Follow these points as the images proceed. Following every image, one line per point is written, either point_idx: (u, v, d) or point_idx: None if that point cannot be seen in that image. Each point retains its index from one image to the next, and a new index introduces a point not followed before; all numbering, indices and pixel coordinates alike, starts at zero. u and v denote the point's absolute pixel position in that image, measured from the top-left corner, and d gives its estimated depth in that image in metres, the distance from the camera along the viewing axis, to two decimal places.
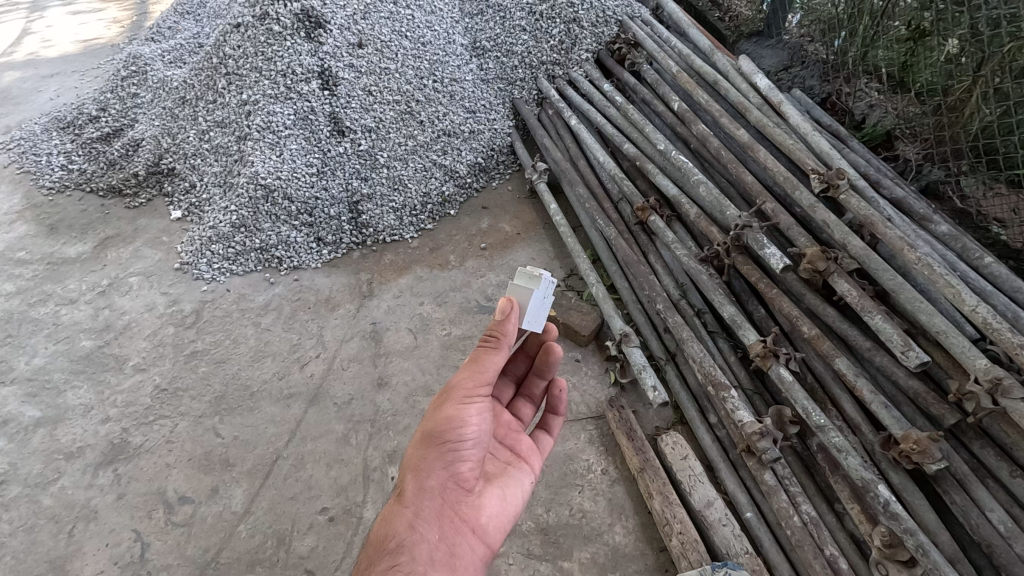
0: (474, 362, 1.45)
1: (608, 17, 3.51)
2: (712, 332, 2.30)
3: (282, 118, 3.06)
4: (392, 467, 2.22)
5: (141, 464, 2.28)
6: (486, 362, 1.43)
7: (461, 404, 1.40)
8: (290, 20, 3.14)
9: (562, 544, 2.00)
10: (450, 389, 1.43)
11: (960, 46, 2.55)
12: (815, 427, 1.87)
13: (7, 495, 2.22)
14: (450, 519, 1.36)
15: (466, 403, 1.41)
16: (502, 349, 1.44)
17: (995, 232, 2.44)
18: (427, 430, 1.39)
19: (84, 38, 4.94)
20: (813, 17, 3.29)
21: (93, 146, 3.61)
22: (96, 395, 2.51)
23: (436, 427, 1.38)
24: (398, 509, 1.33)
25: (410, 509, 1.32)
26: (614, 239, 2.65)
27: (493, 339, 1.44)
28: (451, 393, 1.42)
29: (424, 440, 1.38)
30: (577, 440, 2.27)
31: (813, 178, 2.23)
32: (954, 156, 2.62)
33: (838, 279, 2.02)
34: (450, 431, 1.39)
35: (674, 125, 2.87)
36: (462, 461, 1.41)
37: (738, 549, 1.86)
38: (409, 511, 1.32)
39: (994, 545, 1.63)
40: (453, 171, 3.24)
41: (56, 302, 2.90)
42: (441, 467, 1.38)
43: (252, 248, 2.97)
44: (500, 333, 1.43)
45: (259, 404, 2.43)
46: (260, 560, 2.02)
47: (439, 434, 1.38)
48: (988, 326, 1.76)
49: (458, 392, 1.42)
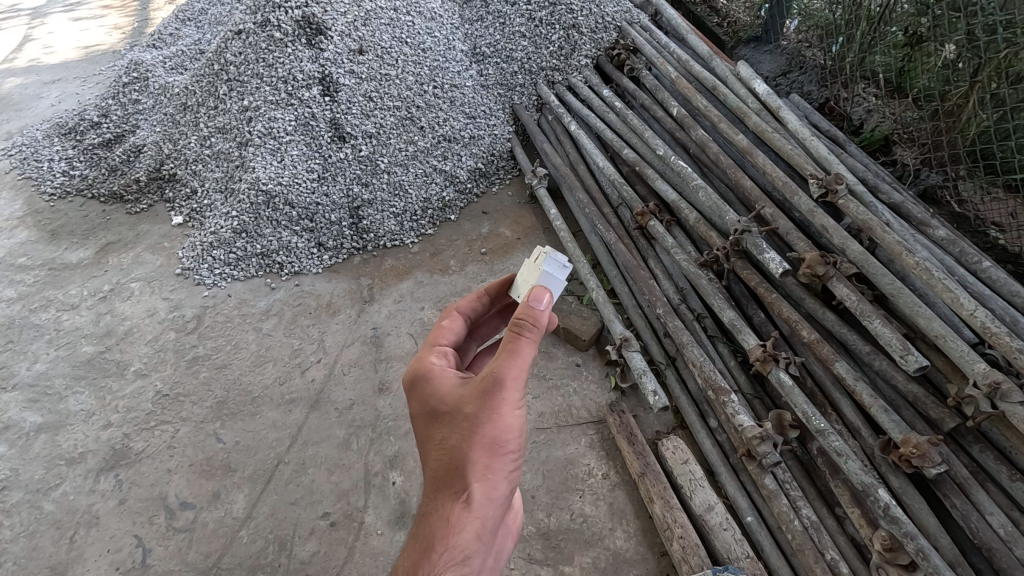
0: (519, 354, 1.22)
1: (607, 23, 3.53)
2: (712, 336, 2.32)
3: (282, 124, 3.08)
4: (393, 472, 2.22)
5: (142, 469, 2.28)
6: (532, 352, 1.22)
7: (515, 406, 1.22)
8: (291, 27, 3.16)
9: (563, 549, 2.01)
10: (503, 385, 1.20)
11: (957, 52, 2.56)
12: (815, 431, 1.88)
13: (9, 501, 2.23)
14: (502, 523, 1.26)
15: (519, 404, 1.24)
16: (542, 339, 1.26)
17: (993, 236, 2.48)
18: (489, 439, 1.19)
19: (84, 44, 4.96)
20: (811, 23, 3.31)
21: (94, 153, 3.63)
22: (98, 401, 2.51)
23: (505, 436, 1.21)
24: (463, 523, 1.15)
25: (479, 523, 1.17)
26: (614, 244, 2.65)
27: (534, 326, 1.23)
28: (510, 391, 1.21)
29: (488, 447, 1.20)
30: (578, 444, 2.27)
31: (812, 183, 2.24)
32: (952, 161, 2.65)
33: (837, 283, 2.02)
34: (507, 437, 1.22)
35: (673, 131, 2.89)
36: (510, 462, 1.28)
37: (739, 553, 1.86)
38: (478, 523, 1.17)
39: (994, 549, 1.63)
40: (453, 177, 3.26)
41: (58, 308, 2.90)
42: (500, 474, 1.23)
43: (253, 254, 2.98)
44: (541, 317, 1.25)
45: (260, 410, 2.44)
46: (261, 566, 2.02)
47: (501, 441, 1.20)
48: (986, 330, 1.77)
49: (512, 391, 1.21)
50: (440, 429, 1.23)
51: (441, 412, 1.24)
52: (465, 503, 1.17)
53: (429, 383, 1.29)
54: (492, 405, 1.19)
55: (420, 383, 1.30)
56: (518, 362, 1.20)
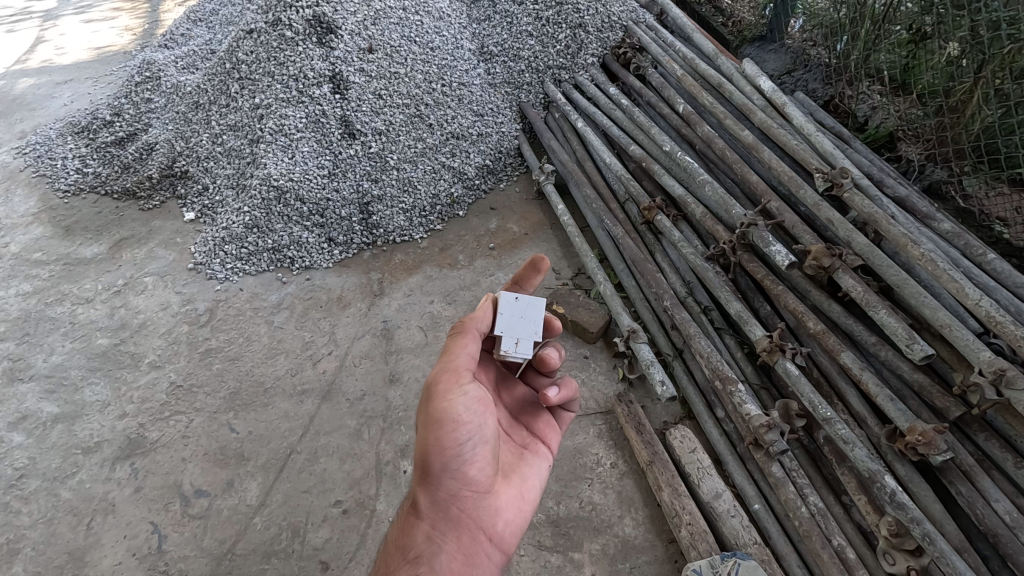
0: (446, 353, 1.34)
1: (613, 22, 3.59)
2: (718, 329, 2.34)
3: (293, 121, 3.13)
4: (404, 461, 2.26)
5: (157, 458, 2.32)
6: (463, 350, 1.33)
7: (450, 406, 1.28)
8: (302, 26, 3.21)
9: (573, 536, 2.03)
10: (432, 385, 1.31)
11: (961, 49, 2.60)
12: (822, 419, 1.89)
13: (27, 489, 2.27)
14: (468, 529, 1.30)
15: (458, 403, 1.29)
16: (473, 331, 1.36)
17: (997, 230, 2.49)
18: (423, 441, 1.28)
19: (96, 45, 5.04)
20: (816, 22, 3.34)
21: (107, 150, 3.68)
22: (113, 392, 2.55)
23: (435, 437, 1.27)
24: (410, 525, 1.27)
25: (426, 527, 1.26)
26: (621, 238, 2.69)
27: (462, 325, 1.37)
28: (439, 389, 1.29)
29: (425, 451, 1.28)
30: (586, 434, 2.30)
31: (817, 177, 2.28)
32: (956, 157, 2.67)
33: (842, 275, 2.05)
34: (445, 437, 1.27)
35: (679, 127, 2.91)
36: (471, 465, 1.32)
37: (747, 540, 1.89)
38: (425, 526, 1.26)
39: (1000, 535, 1.64)
40: (461, 174, 3.30)
41: (73, 302, 2.95)
42: (447, 477, 1.30)
43: (264, 249, 3.02)
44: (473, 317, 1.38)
45: (272, 401, 2.47)
46: (275, 552, 2.05)
47: (436, 442, 1.27)
48: (991, 320, 1.80)
49: (445, 391, 1.29)
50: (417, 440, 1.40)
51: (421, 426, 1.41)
52: (414, 507, 1.30)
53: None
54: (424, 409, 1.30)
55: None
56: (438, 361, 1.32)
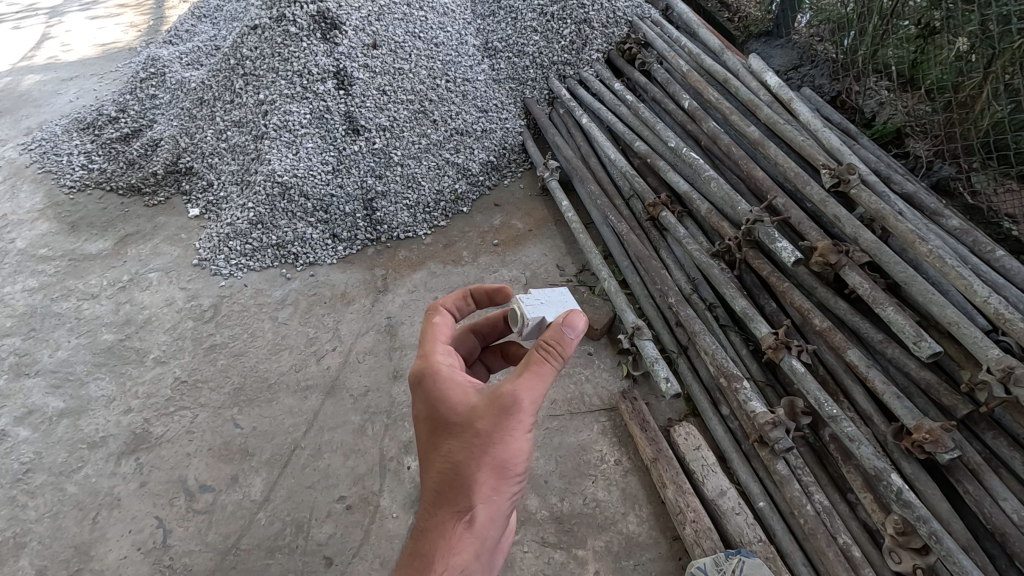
0: (540, 379, 1.25)
1: (619, 17, 3.57)
2: (723, 325, 2.33)
3: (298, 117, 3.12)
4: (408, 457, 2.26)
5: (163, 453, 2.33)
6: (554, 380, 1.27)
7: (524, 433, 1.26)
8: (306, 22, 3.21)
9: (576, 533, 2.03)
10: (519, 410, 1.23)
11: (970, 44, 2.53)
12: (827, 417, 1.88)
13: (33, 483, 2.28)
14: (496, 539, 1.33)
15: (529, 428, 1.27)
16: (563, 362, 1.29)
17: (1006, 227, 2.48)
18: (493, 461, 1.22)
19: (102, 42, 5.04)
20: (822, 17, 3.28)
21: (113, 147, 3.69)
22: (119, 387, 2.56)
23: (508, 459, 1.24)
24: (460, 541, 1.21)
25: (477, 542, 1.23)
26: (625, 234, 2.67)
27: (561, 355, 1.28)
28: (522, 412, 1.23)
29: (494, 471, 1.23)
30: (590, 431, 2.30)
31: (823, 173, 2.25)
32: (965, 153, 2.65)
33: (849, 271, 2.03)
34: (514, 460, 1.25)
35: (684, 123, 2.90)
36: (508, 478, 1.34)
37: (752, 537, 1.88)
38: (475, 541, 1.22)
39: (1007, 534, 1.63)
40: (466, 170, 3.28)
41: (78, 297, 2.96)
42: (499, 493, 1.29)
43: (268, 245, 3.02)
44: (569, 344, 1.29)
45: (277, 396, 2.48)
46: (280, 546, 2.06)
47: (508, 465, 1.24)
48: (1000, 317, 1.78)
49: (527, 419, 1.25)
50: (447, 439, 1.24)
51: (452, 422, 1.24)
52: (467, 522, 1.22)
53: (437, 387, 1.28)
54: (500, 428, 1.22)
55: (431, 387, 1.28)
56: (537, 383, 1.22)
